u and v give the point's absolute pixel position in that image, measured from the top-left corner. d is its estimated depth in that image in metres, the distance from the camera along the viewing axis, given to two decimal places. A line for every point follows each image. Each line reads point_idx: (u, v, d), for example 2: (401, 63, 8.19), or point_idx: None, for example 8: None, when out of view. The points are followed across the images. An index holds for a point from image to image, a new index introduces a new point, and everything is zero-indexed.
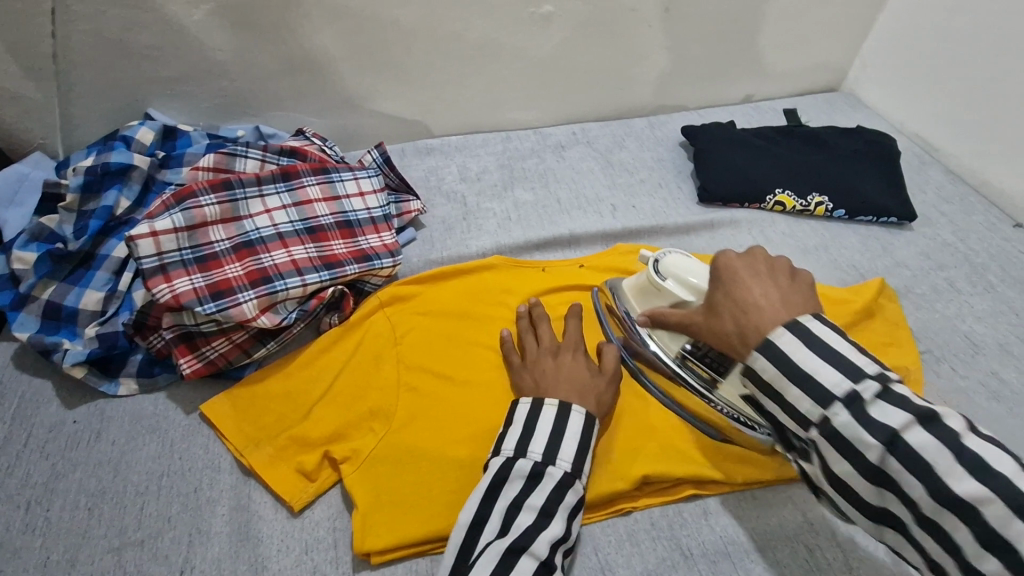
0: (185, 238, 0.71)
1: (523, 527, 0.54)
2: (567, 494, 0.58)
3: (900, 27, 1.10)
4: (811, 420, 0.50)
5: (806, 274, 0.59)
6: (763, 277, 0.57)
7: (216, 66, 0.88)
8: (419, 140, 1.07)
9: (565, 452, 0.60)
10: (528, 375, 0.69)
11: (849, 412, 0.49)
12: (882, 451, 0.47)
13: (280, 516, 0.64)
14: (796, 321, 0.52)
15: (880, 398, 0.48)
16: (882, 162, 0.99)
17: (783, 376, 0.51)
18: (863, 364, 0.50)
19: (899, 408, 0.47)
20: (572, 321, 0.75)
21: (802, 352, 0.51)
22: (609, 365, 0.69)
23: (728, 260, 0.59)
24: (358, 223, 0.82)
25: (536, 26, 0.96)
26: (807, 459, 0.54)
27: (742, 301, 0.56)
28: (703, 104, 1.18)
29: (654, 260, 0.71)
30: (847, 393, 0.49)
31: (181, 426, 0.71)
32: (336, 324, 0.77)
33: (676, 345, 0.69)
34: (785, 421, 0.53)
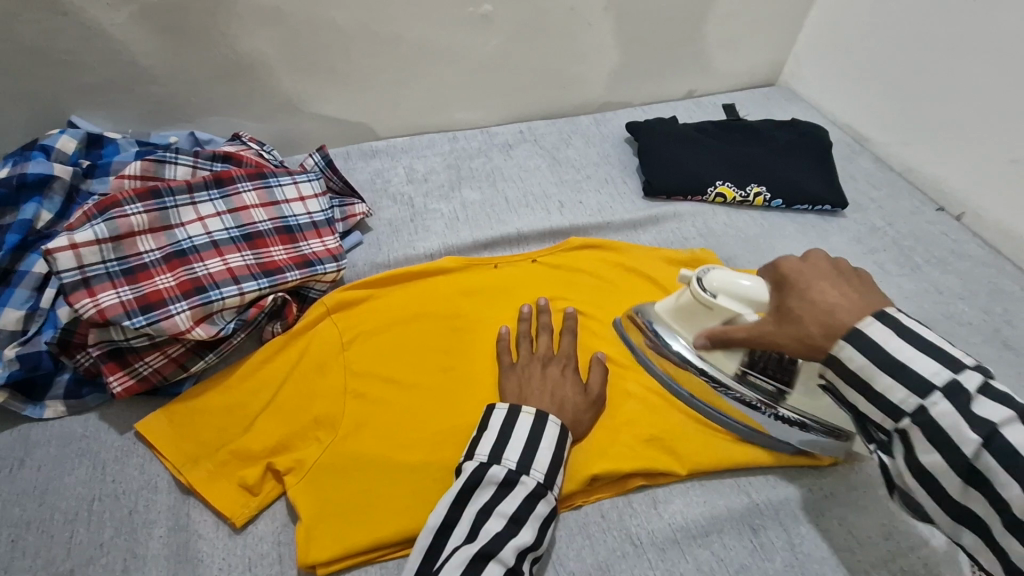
0: (110, 249, 0.68)
1: (492, 533, 0.54)
2: (539, 504, 0.57)
3: (829, 23, 1.15)
4: (903, 408, 0.50)
5: (866, 273, 0.59)
6: (831, 279, 0.57)
7: (143, 72, 0.84)
8: (363, 143, 1.05)
9: (540, 462, 0.59)
10: (515, 378, 0.69)
11: (947, 399, 0.48)
12: (978, 445, 0.46)
13: (221, 533, 0.62)
14: (887, 314, 0.52)
15: (982, 390, 0.48)
16: (816, 153, 1.03)
17: (872, 364, 0.51)
18: (956, 353, 0.50)
19: (999, 403, 0.47)
20: (567, 336, 0.74)
21: (895, 342, 0.51)
22: (596, 388, 0.69)
23: (791, 265, 0.60)
24: (299, 228, 0.80)
25: (476, 26, 0.95)
26: (888, 452, 0.53)
27: (821, 301, 0.55)
28: (646, 101, 1.20)
29: (697, 277, 0.67)
30: (947, 381, 0.48)
31: (114, 447, 0.67)
32: (279, 333, 0.75)
33: (731, 364, 0.68)
34: (867, 409, 0.52)
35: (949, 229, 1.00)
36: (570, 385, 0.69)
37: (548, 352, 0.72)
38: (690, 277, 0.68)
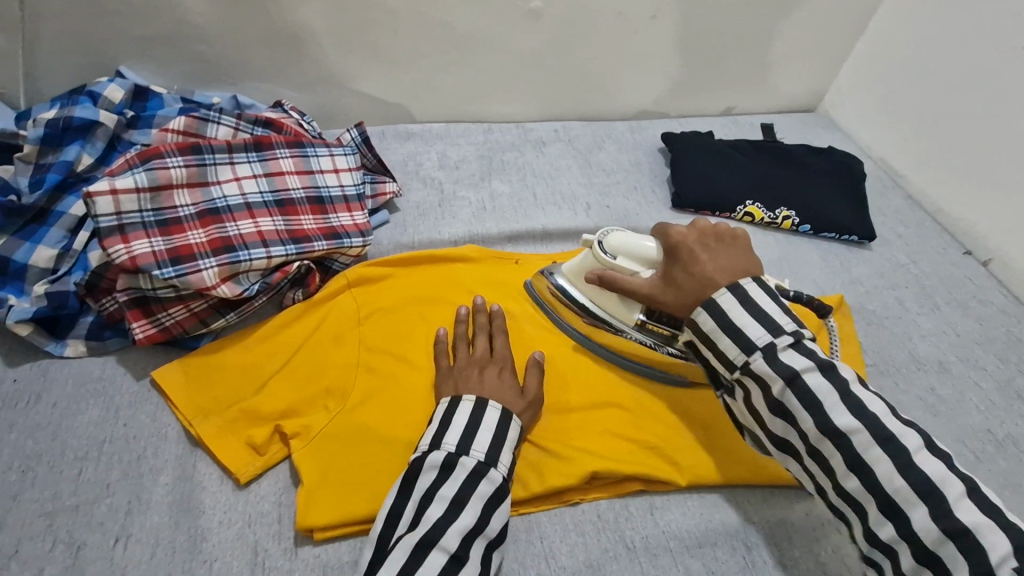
0: (147, 199, 0.69)
1: (432, 518, 0.54)
2: (481, 483, 0.57)
3: (875, 54, 1.14)
4: (735, 364, 0.60)
5: (742, 236, 0.67)
6: (712, 251, 0.65)
7: (193, 30, 0.86)
8: (399, 125, 1.06)
9: (480, 443, 0.59)
10: (451, 381, 0.66)
11: (764, 356, 0.59)
12: (782, 385, 0.58)
13: (225, 487, 0.63)
14: (740, 285, 0.62)
15: (791, 347, 0.59)
16: (848, 183, 1.03)
17: (718, 327, 0.61)
18: (782, 321, 0.60)
19: (804, 356, 0.58)
20: (498, 335, 0.71)
21: (736, 310, 0.61)
22: (534, 388, 0.67)
23: (681, 235, 0.67)
24: (330, 199, 0.81)
25: (524, 20, 0.96)
26: (732, 395, 0.63)
27: (698, 272, 0.64)
28: (684, 113, 1.20)
29: (598, 242, 0.72)
30: (767, 343, 0.59)
31: (129, 392, 0.69)
32: (300, 300, 0.76)
33: (631, 315, 0.73)
34: (716, 364, 0.62)
35: (973, 273, 1.00)
36: (508, 388, 0.65)
37: (485, 354, 0.69)
38: (592, 241, 0.73)
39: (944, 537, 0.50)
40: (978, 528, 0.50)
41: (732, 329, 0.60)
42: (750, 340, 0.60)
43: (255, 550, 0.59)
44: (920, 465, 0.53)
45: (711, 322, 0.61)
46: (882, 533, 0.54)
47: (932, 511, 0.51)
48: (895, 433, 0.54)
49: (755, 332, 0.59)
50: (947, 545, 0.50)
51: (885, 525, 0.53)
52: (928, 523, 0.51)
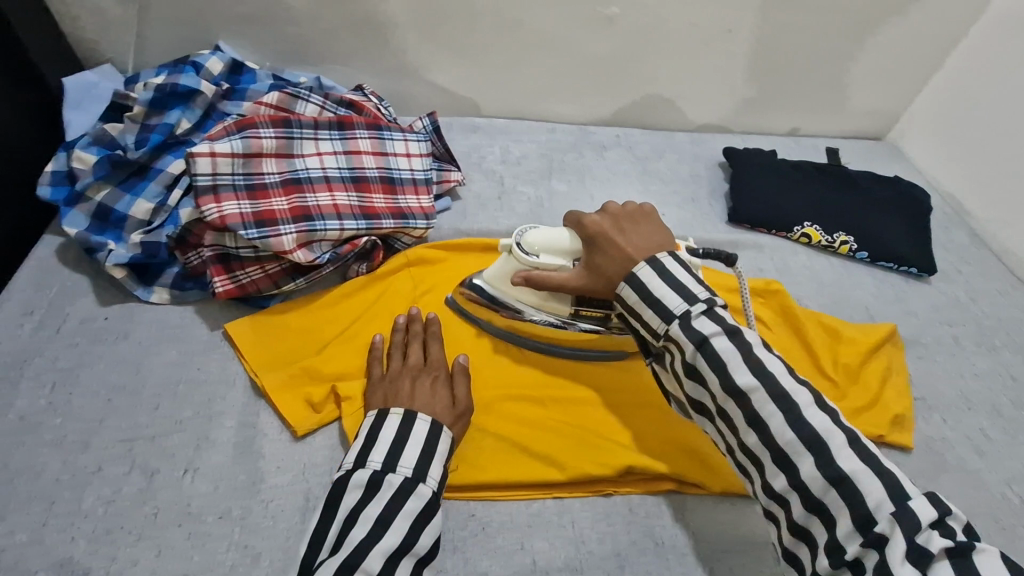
0: (239, 164, 0.75)
1: (354, 541, 0.53)
2: (408, 500, 0.56)
3: (952, 86, 1.12)
4: (658, 333, 0.61)
5: (649, 210, 0.70)
6: (623, 230, 0.67)
7: (288, 13, 0.92)
8: (466, 117, 1.10)
9: (407, 458, 0.58)
10: (381, 392, 0.66)
11: (679, 323, 0.59)
12: (693, 349, 0.58)
13: (283, 437, 0.67)
14: (657, 259, 0.62)
15: (704, 314, 0.59)
16: (911, 215, 1.01)
17: (641, 300, 0.62)
18: (696, 290, 0.60)
19: (714, 322, 0.59)
20: (433, 342, 0.72)
21: (656, 282, 0.61)
22: (463, 398, 0.67)
23: (591, 220, 0.69)
24: (400, 181, 0.85)
25: (599, 26, 0.98)
26: (660, 361, 0.65)
27: (617, 252, 0.65)
28: (747, 130, 1.20)
29: (517, 242, 0.72)
30: (682, 312, 0.59)
31: (203, 339, 0.74)
32: (364, 273, 0.80)
33: (564, 308, 0.74)
34: (641, 331, 0.63)
35: None
36: (439, 396, 0.65)
37: (419, 362, 0.70)
38: (510, 245, 0.72)
39: (827, 486, 0.51)
40: (856, 475, 0.50)
41: (652, 300, 0.61)
42: (668, 310, 0.60)
43: (307, 496, 0.63)
44: (809, 419, 0.53)
45: (636, 296, 0.62)
46: (776, 484, 0.54)
47: (818, 460, 0.52)
48: (788, 391, 0.55)
49: (672, 301, 0.60)
50: (830, 492, 0.51)
51: (779, 477, 0.54)
52: (814, 472, 0.52)
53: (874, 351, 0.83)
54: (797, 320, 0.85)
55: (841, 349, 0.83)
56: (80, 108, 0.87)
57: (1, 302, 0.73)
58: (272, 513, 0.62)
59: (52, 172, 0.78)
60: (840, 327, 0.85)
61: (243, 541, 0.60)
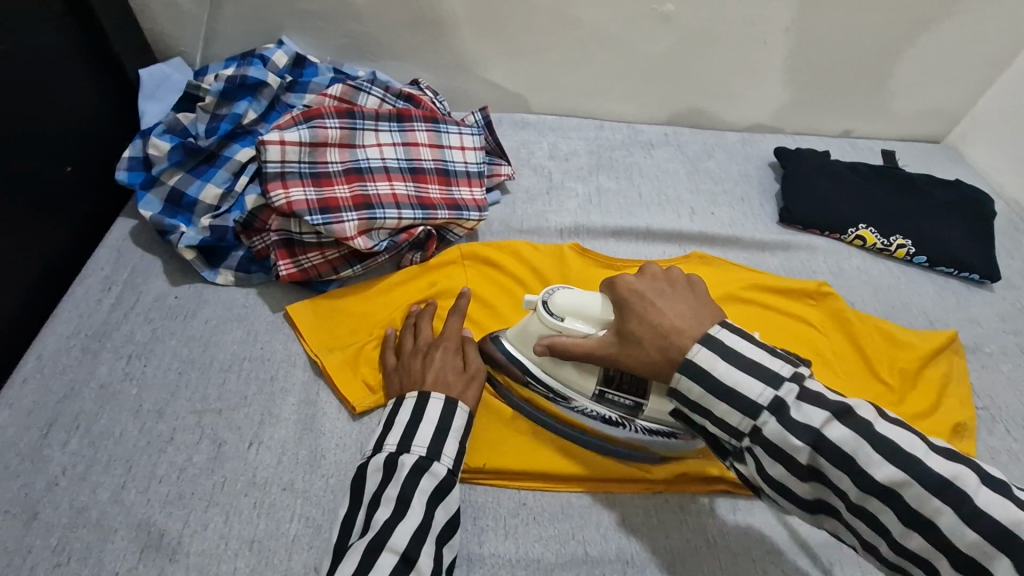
0: (306, 153, 0.77)
1: (379, 522, 0.54)
2: (423, 478, 0.58)
3: (1021, 87, 1.08)
4: (742, 432, 0.49)
5: (699, 282, 0.59)
6: (667, 298, 0.57)
7: (351, 8, 0.94)
8: (516, 114, 1.12)
9: (421, 437, 0.60)
10: (397, 378, 0.68)
11: (776, 418, 0.47)
12: (808, 451, 0.46)
13: (342, 416, 0.69)
14: (710, 336, 0.51)
15: (799, 399, 0.48)
16: (975, 219, 0.98)
17: (708, 393, 0.50)
18: (776, 365, 0.49)
19: (817, 405, 0.47)
20: (454, 318, 0.73)
21: (722, 366, 0.50)
22: (473, 363, 0.68)
23: (628, 286, 0.58)
24: (455, 174, 0.87)
25: (654, 23, 0.98)
26: (741, 461, 0.51)
27: (661, 324, 0.54)
28: (798, 131, 1.18)
29: (543, 302, 0.64)
30: (771, 401, 0.48)
31: (266, 320, 0.77)
32: (418, 262, 0.82)
33: (587, 384, 0.64)
34: (716, 430, 0.51)
35: None
36: (449, 370, 0.66)
37: (431, 339, 0.71)
38: (536, 303, 0.64)
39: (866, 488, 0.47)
40: None
41: (722, 389, 0.49)
42: (750, 401, 0.48)
43: None
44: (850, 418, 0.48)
45: (697, 387, 0.50)
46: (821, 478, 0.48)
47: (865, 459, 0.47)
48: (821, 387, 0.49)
49: (752, 388, 0.48)
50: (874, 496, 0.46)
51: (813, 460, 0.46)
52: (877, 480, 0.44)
53: (934, 356, 0.81)
54: (850, 324, 0.84)
55: (898, 357, 0.81)
56: (155, 99, 0.91)
57: (83, 279, 0.78)
58: (332, 489, 0.64)
59: (129, 158, 0.83)
60: (896, 331, 0.83)
61: (305, 514, 0.62)
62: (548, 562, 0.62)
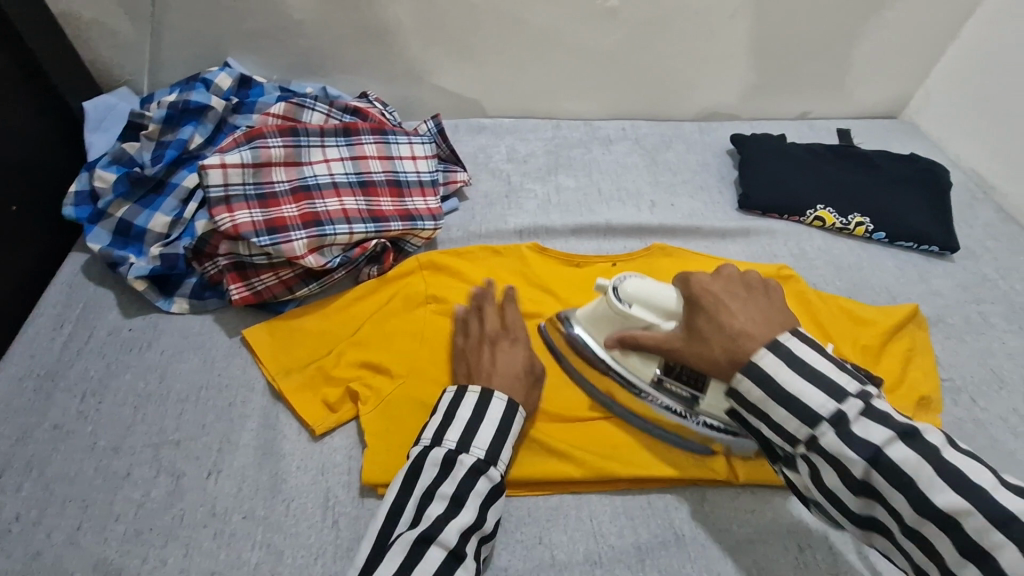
0: (250, 174, 0.77)
1: (432, 517, 0.54)
2: (479, 481, 0.57)
3: (969, 58, 1.08)
4: (799, 439, 0.51)
5: (777, 287, 0.60)
6: (742, 299, 0.58)
7: (295, 25, 0.94)
8: (472, 119, 1.11)
9: (481, 439, 0.59)
10: (465, 363, 0.68)
11: (834, 429, 0.49)
12: (865, 467, 0.48)
13: (302, 438, 0.69)
14: (780, 343, 0.53)
15: (863, 415, 0.49)
16: (932, 192, 0.98)
17: (767, 398, 0.52)
18: (846, 384, 0.51)
19: (882, 424, 0.48)
20: (509, 305, 0.74)
21: (785, 374, 0.52)
22: (540, 366, 0.69)
23: (703, 285, 0.60)
24: (407, 184, 0.86)
25: (600, 19, 0.98)
26: (793, 468, 0.54)
27: (729, 325, 0.56)
28: (756, 116, 1.19)
29: (613, 287, 0.67)
30: (834, 412, 0.50)
31: (223, 346, 0.76)
32: (375, 276, 0.82)
33: (648, 370, 0.68)
34: (770, 435, 0.54)
35: None
36: (516, 361, 0.67)
37: (495, 330, 0.71)
38: (606, 287, 0.68)
39: None
40: None
41: (783, 395, 0.51)
42: (810, 410, 0.50)
43: (327, 495, 0.64)
44: None
45: (758, 391, 0.53)
46: None
47: None
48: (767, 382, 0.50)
49: (815, 399, 0.50)
50: None
51: None
52: None
53: (896, 332, 0.81)
54: (811, 304, 0.84)
55: (861, 334, 0.81)
56: (102, 130, 0.90)
57: (34, 318, 0.76)
58: (294, 513, 0.63)
59: (76, 192, 0.82)
60: (856, 309, 0.83)
61: (268, 540, 0.61)
62: (515, 569, 0.61)
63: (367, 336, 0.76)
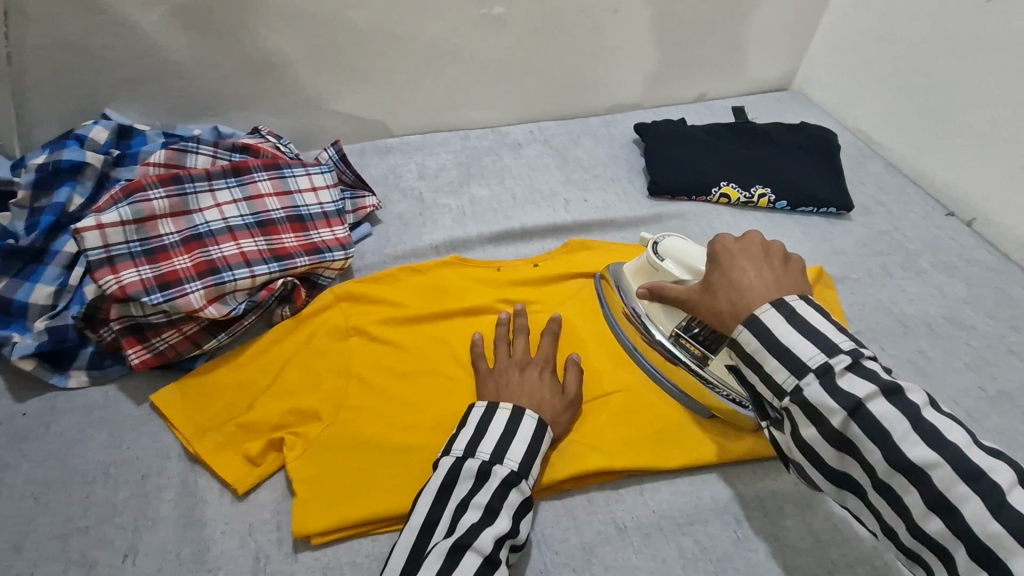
0: (133, 231, 0.73)
1: (468, 525, 0.55)
2: (511, 493, 0.58)
3: (841, 26, 1.15)
4: (784, 390, 0.53)
5: (798, 261, 0.62)
6: (759, 261, 0.61)
7: (173, 67, 0.90)
8: (379, 140, 1.09)
9: (514, 452, 0.60)
10: (492, 382, 0.68)
11: (820, 381, 0.52)
12: (844, 417, 0.50)
13: (225, 499, 0.65)
14: (785, 302, 0.56)
15: (850, 370, 0.52)
16: (824, 156, 1.03)
17: (763, 348, 0.55)
18: (837, 340, 0.53)
19: (866, 380, 0.51)
20: (546, 335, 0.74)
21: (784, 329, 0.54)
22: (573, 389, 0.69)
23: (724, 245, 0.63)
24: (310, 217, 0.83)
25: (489, 27, 0.99)
26: (779, 428, 0.56)
27: (737, 282, 0.59)
28: (658, 104, 1.22)
29: (654, 242, 0.75)
30: (820, 364, 0.52)
31: (131, 416, 0.71)
32: (288, 316, 0.78)
33: (670, 322, 0.73)
34: (762, 390, 0.56)
35: (958, 234, 1.00)
36: (546, 386, 0.68)
37: (524, 355, 0.72)
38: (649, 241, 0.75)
39: None
40: None
41: (779, 350, 0.54)
42: (800, 362, 0.53)
43: (258, 556, 0.61)
44: None
45: (756, 342, 0.55)
46: None
47: None
48: None
49: (805, 352, 0.53)
50: None
51: None
52: None
53: None
54: None
55: None
56: None
57: None
58: None
59: None
60: None
61: None
62: None
63: (291, 380, 0.73)
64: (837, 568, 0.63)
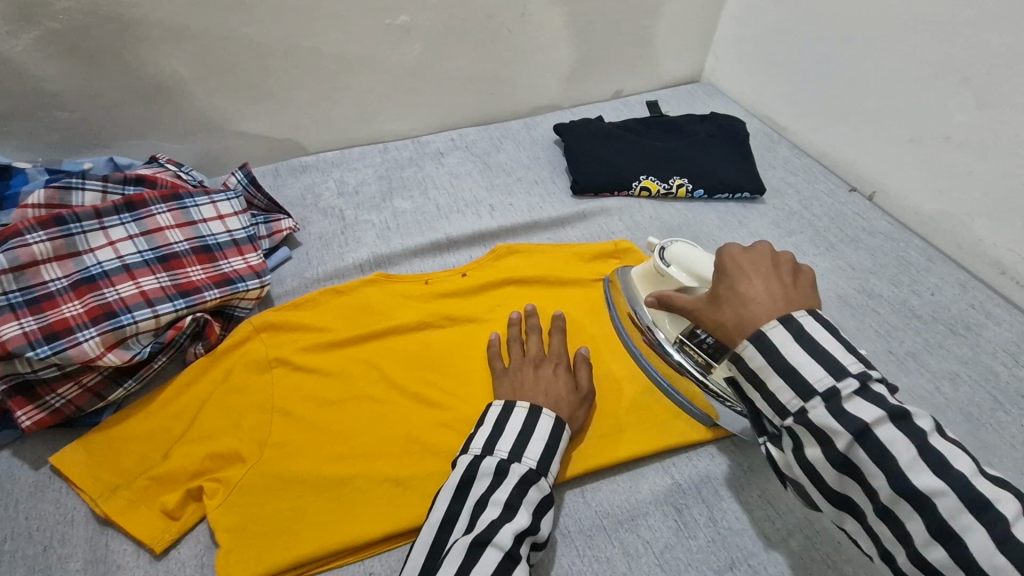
0: (11, 280, 0.66)
1: (488, 520, 0.54)
2: (531, 490, 0.58)
3: (741, 18, 1.20)
4: (789, 410, 0.52)
5: (806, 272, 0.59)
6: (767, 273, 0.58)
7: (51, 98, 0.83)
8: (293, 159, 1.05)
9: (532, 451, 0.60)
10: (510, 382, 0.70)
11: (826, 404, 0.50)
12: (848, 440, 0.49)
13: (141, 561, 0.60)
14: (793, 318, 0.53)
15: (857, 394, 0.50)
16: (735, 143, 1.07)
17: (768, 364, 0.53)
18: (847, 363, 0.51)
19: (874, 404, 0.49)
20: (556, 334, 0.75)
21: (791, 347, 0.52)
22: (586, 384, 0.70)
23: (732, 255, 0.61)
24: (218, 246, 0.79)
25: (395, 37, 0.97)
26: (777, 444, 0.56)
27: (742, 295, 0.57)
28: (576, 103, 1.23)
29: (661, 247, 0.75)
30: (828, 388, 0.50)
31: (28, 482, 0.65)
32: (201, 353, 0.73)
33: (675, 329, 0.73)
34: (763, 407, 0.55)
35: (861, 208, 1.06)
36: (562, 381, 0.69)
37: (539, 353, 0.73)
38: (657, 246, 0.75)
39: None
40: None
41: (785, 368, 0.52)
42: (807, 384, 0.51)
43: None
44: None
45: (760, 358, 0.53)
46: None
47: None
48: None
49: (812, 373, 0.51)
50: None
51: None
52: None
53: None
54: None
55: None
56: None
57: None
58: None
59: None
60: None
61: None
62: None
63: (209, 423, 0.68)
64: (771, 544, 0.65)
